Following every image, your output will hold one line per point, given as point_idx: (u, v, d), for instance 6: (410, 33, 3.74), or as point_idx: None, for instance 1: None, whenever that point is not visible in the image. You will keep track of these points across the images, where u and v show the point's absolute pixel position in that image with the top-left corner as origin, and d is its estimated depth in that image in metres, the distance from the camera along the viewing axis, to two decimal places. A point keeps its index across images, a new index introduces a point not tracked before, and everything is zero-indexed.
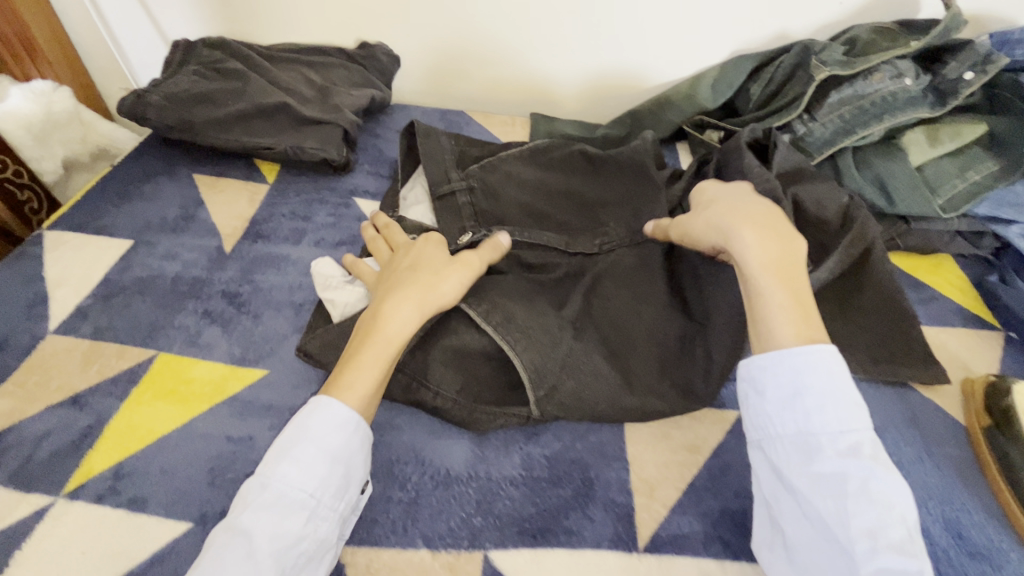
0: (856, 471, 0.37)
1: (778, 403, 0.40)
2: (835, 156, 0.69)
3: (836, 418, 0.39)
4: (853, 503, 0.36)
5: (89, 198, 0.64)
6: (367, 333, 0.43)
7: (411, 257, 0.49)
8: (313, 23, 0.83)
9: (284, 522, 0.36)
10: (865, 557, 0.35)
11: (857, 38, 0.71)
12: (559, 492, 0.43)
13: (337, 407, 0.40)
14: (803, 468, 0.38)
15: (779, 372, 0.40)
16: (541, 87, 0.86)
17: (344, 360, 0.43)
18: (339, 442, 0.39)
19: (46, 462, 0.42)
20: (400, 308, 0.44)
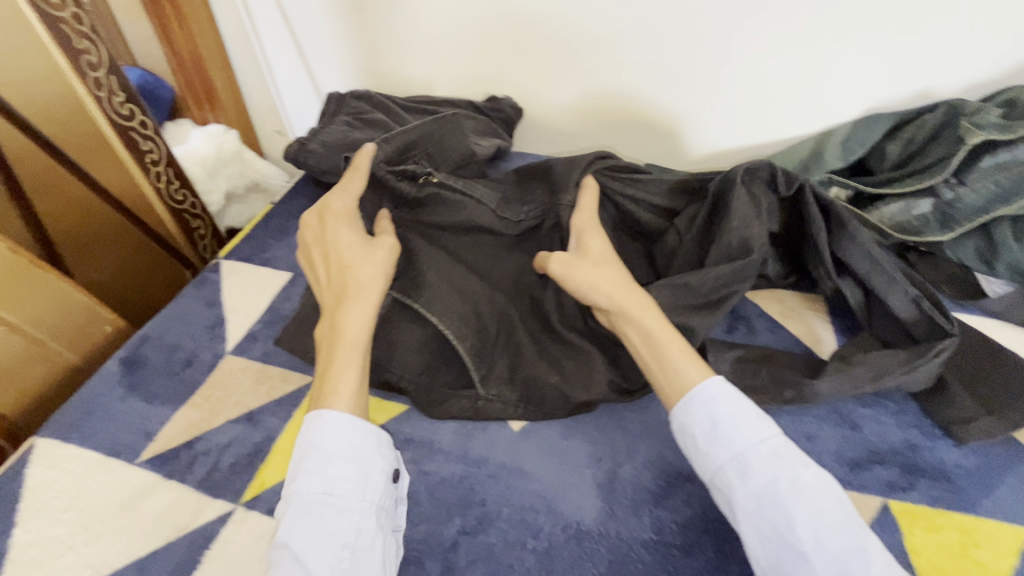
0: (785, 475, 0.40)
1: (721, 456, 0.42)
2: (988, 226, 0.65)
3: (752, 431, 0.42)
4: (805, 533, 0.38)
5: (256, 232, 0.74)
6: (344, 348, 0.47)
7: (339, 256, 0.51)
8: (447, 78, 0.91)
9: (331, 522, 0.40)
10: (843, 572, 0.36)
11: (1017, 100, 0.67)
12: (692, 562, 0.42)
13: (333, 417, 0.44)
14: (742, 488, 0.40)
15: (705, 418, 0.43)
16: (654, 139, 0.88)
17: (321, 374, 0.47)
18: (336, 441, 0.43)
19: (228, 471, 0.48)
20: (321, 320, 0.49)
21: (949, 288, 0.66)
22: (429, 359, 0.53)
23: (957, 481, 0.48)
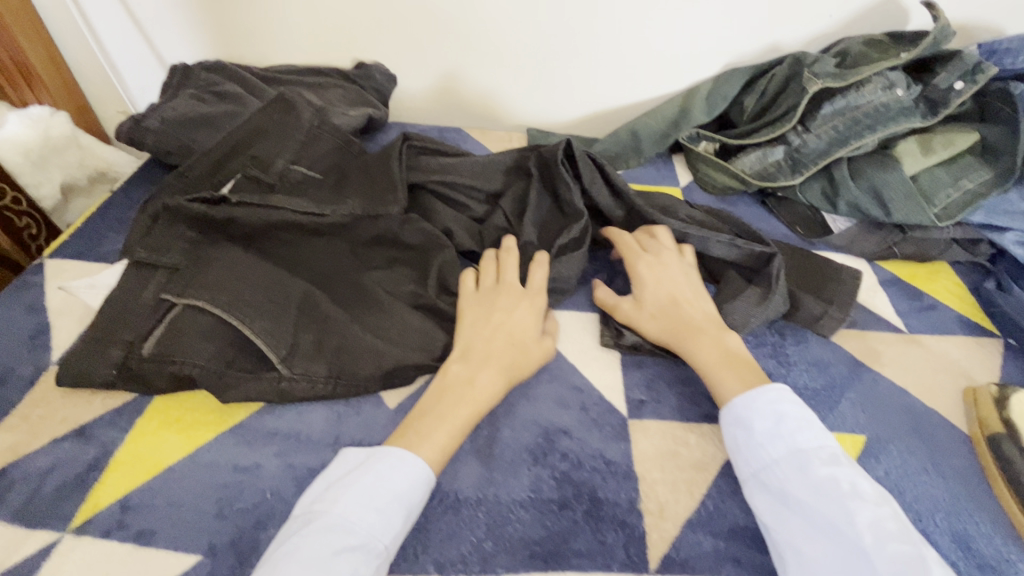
0: (842, 475, 0.40)
1: (765, 428, 0.44)
2: (831, 168, 0.70)
3: (811, 435, 0.43)
4: (822, 472, 0.41)
5: (89, 225, 0.64)
6: (457, 395, 0.46)
7: (506, 317, 0.51)
8: (309, 44, 0.84)
9: (352, 562, 0.36)
10: (877, 551, 0.37)
11: (848, 50, 0.72)
12: (569, 514, 0.42)
13: (415, 462, 0.41)
14: (797, 479, 0.41)
15: (756, 405, 0.45)
16: (535, 101, 0.87)
17: (415, 421, 0.45)
18: (418, 495, 0.41)
19: (53, 497, 0.42)
20: (490, 373, 0.47)
21: (803, 228, 0.70)
22: (222, 344, 0.48)
23: (807, 402, 0.52)
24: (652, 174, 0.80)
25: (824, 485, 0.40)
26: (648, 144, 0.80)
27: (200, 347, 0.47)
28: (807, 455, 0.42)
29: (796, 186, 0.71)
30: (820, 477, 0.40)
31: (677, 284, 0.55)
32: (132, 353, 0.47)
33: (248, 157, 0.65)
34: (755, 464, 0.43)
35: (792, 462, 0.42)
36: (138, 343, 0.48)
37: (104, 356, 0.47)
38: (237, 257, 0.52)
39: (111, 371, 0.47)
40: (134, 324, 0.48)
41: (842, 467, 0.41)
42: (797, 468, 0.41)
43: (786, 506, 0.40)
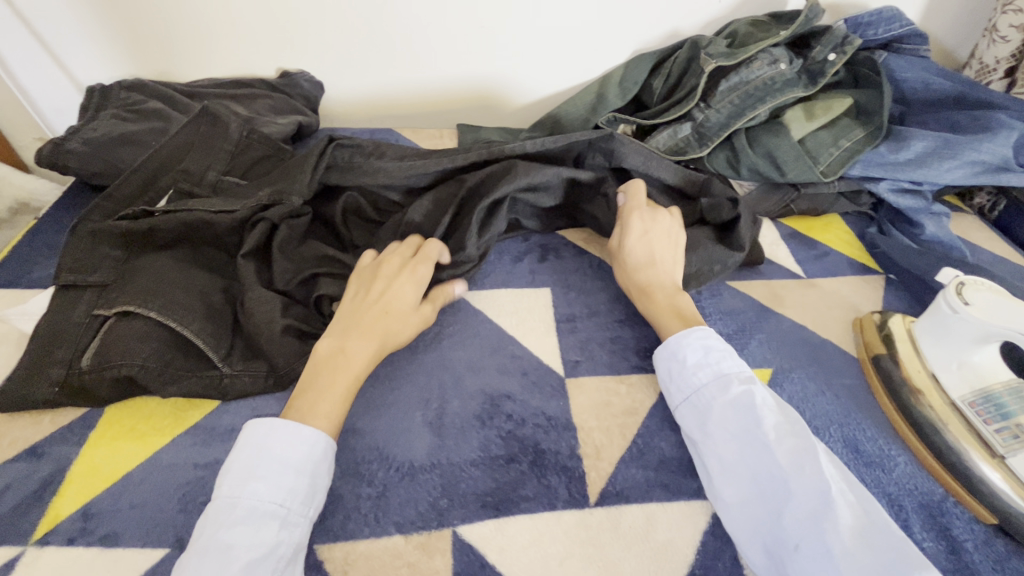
0: (757, 391, 0.47)
1: (696, 360, 0.50)
2: (731, 139, 0.77)
3: (734, 360, 0.50)
4: (738, 394, 0.47)
5: (17, 252, 0.63)
6: (333, 366, 0.48)
7: (386, 290, 0.54)
8: (231, 56, 0.85)
9: (250, 532, 0.40)
10: (779, 446, 0.44)
11: (736, 32, 0.80)
12: (515, 466, 0.47)
13: (303, 428, 0.44)
14: (722, 397, 0.47)
15: (688, 341, 0.51)
16: (462, 96, 0.91)
17: (306, 390, 0.47)
18: (303, 454, 0.43)
19: (11, 515, 0.43)
20: (362, 342, 0.50)
21: None
22: (162, 348, 0.49)
23: None
24: None
25: (740, 404, 0.47)
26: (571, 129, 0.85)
27: (137, 349, 0.48)
28: (728, 379, 0.48)
29: (704, 158, 0.77)
30: (737, 398, 0.47)
31: (650, 248, 0.59)
32: (71, 370, 0.48)
33: (179, 172, 0.66)
34: (685, 391, 0.49)
35: (716, 385, 0.48)
36: (76, 358, 0.49)
37: (41, 377, 0.48)
38: (167, 267, 0.54)
39: (52, 390, 0.48)
40: (67, 341, 0.49)
41: (754, 386, 0.48)
42: (721, 389, 0.48)
43: (710, 424, 0.47)
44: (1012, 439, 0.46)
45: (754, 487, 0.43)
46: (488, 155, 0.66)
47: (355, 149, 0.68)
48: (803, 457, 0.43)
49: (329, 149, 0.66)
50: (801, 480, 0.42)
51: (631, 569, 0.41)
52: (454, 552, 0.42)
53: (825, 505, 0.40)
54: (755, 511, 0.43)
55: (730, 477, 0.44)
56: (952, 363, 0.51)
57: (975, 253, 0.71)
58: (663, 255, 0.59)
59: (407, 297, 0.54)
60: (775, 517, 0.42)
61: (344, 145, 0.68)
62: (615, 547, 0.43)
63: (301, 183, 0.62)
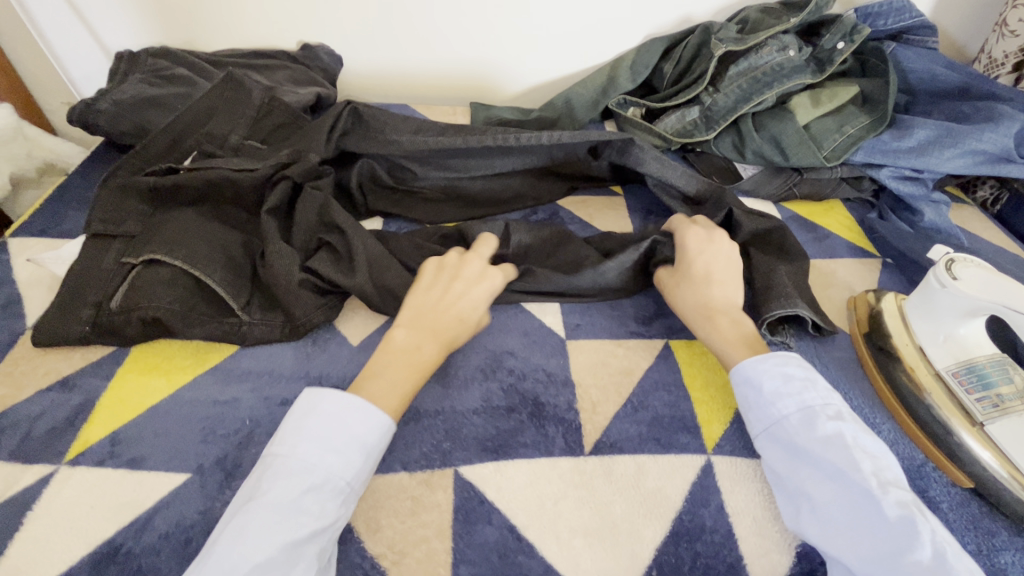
0: (847, 431, 0.44)
1: (773, 389, 0.47)
2: (738, 122, 0.79)
3: (821, 391, 0.47)
4: (828, 430, 0.44)
5: (48, 205, 0.67)
6: (407, 361, 0.48)
7: (466, 292, 0.54)
8: (254, 28, 0.88)
9: (305, 501, 0.40)
10: (883, 494, 0.40)
11: (748, 18, 0.82)
12: (515, 416, 0.49)
13: (376, 411, 0.44)
14: (807, 433, 0.44)
15: (765, 365, 0.48)
16: (476, 74, 0.93)
17: (376, 373, 0.47)
18: (376, 438, 0.44)
19: (45, 437, 0.46)
20: (431, 343, 0.50)
21: (718, 177, 0.79)
22: (184, 295, 0.52)
23: None
24: None
25: (833, 441, 0.43)
26: (581, 110, 0.88)
27: (164, 298, 0.51)
28: (814, 413, 0.45)
29: (710, 141, 0.80)
30: (827, 434, 0.44)
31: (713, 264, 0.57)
32: (100, 311, 0.52)
33: (203, 134, 0.69)
34: (766, 421, 0.46)
35: (801, 418, 0.45)
36: (106, 300, 0.52)
37: (74, 317, 0.52)
38: (190, 221, 0.57)
39: (83, 327, 0.51)
40: (99, 286, 0.53)
41: (845, 423, 0.44)
42: (807, 423, 0.45)
43: (797, 460, 0.44)
44: (992, 408, 0.48)
45: (853, 530, 0.40)
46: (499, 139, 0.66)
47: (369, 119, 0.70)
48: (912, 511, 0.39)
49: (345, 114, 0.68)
50: (909, 539, 0.38)
51: (621, 511, 0.44)
52: (455, 489, 0.44)
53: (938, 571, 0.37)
54: (851, 556, 0.39)
55: (823, 519, 0.41)
56: (938, 336, 0.52)
57: (973, 241, 0.73)
58: (721, 272, 0.56)
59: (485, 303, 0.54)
60: (876, 565, 0.38)
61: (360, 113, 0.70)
62: (607, 492, 0.45)
63: (320, 148, 0.65)
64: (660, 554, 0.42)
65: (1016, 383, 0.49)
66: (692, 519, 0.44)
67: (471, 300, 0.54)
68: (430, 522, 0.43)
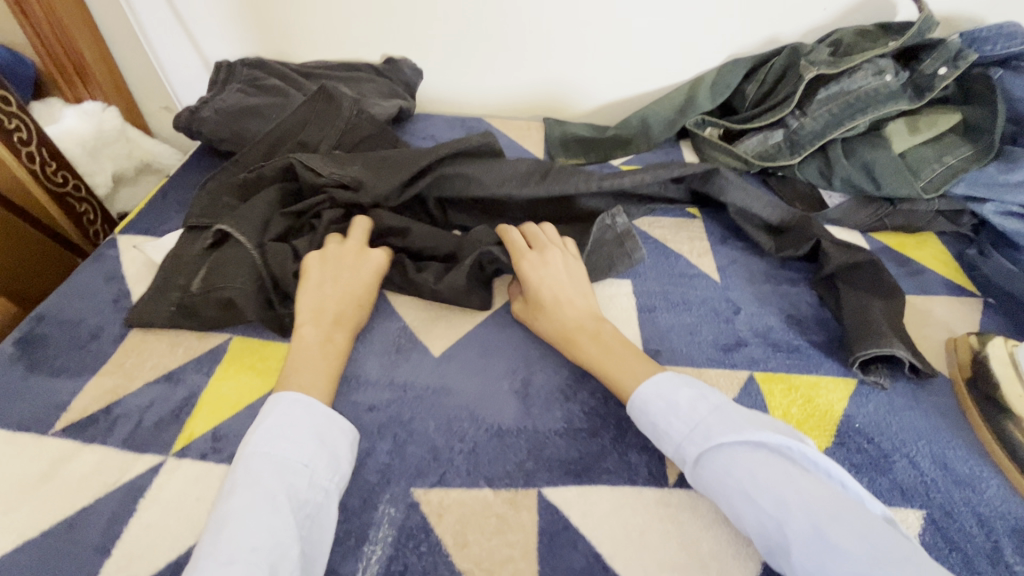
0: (752, 420, 0.44)
1: (681, 385, 0.47)
2: (826, 148, 0.77)
3: (719, 391, 0.47)
4: (845, 502, 0.38)
5: (153, 205, 0.71)
6: (325, 350, 0.51)
7: (341, 283, 0.55)
8: (343, 41, 0.91)
9: (278, 493, 0.40)
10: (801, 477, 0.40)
11: (841, 40, 0.79)
12: (598, 440, 0.49)
13: (298, 398, 0.46)
14: (717, 425, 0.44)
15: (671, 366, 0.48)
16: (551, 89, 0.94)
17: (292, 360, 0.50)
18: (324, 421, 0.45)
19: (153, 428, 0.49)
20: (340, 332, 0.53)
21: (801, 204, 0.77)
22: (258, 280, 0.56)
23: (805, 351, 0.58)
24: (661, 157, 0.86)
25: (846, 512, 0.38)
26: (657, 130, 0.87)
27: (237, 278, 0.55)
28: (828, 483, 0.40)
29: (794, 166, 0.78)
30: (837, 506, 0.38)
31: (556, 284, 0.56)
32: (185, 293, 0.56)
33: (297, 143, 0.72)
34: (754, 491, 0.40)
35: (812, 483, 0.39)
36: (189, 283, 0.56)
37: (164, 299, 0.56)
38: (266, 210, 0.60)
39: (170, 308, 0.56)
40: (186, 269, 0.57)
41: (756, 416, 0.44)
42: (721, 415, 0.44)
43: (815, 541, 0.37)
44: None
45: (784, 514, 0.38)
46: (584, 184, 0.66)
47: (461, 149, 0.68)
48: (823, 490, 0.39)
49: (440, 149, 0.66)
50: (829, 516, 0.37)
51: (709, 548, 0.42)
52: (539, 510, 0.44)
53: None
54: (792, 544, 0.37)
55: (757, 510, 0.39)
56: None
57: None
58: (569, 292, 0.56)
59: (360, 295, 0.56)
60: (813, 551, 0.36)
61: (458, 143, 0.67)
62: (694, 527, 0.44)
63: (388, 182, 0.63)
64: None
65: None
66: None
67: (359, 290, 0.56)
68: (515, 542, 0.43)
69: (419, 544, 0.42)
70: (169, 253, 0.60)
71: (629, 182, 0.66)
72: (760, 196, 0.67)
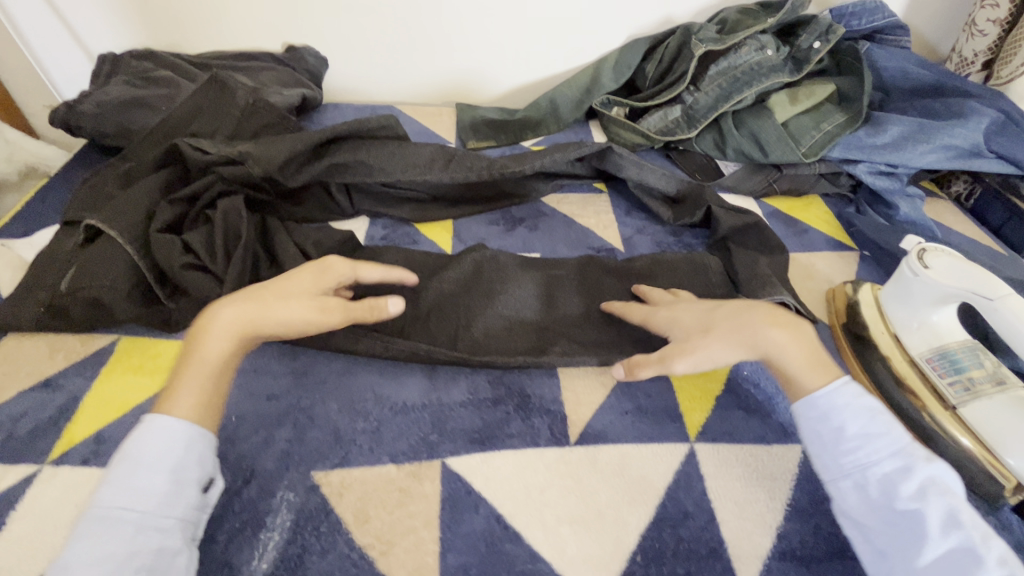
0: (937, 474, 0.41)
1: (858, 428, 0.42)
2: (719, 121, 0.81)
3: (901, 430, 0.43)
4: (925, 475, 0.40)
5: (29, 207, 0.66)
6: (191, 350, 0.44)
7: (287, 276, 0.49)
8: (239, 31, 0.88)
9: (102, 546, 0.35)
10: (986, 553, 0.37)
11: (726, 19, 0.84)
12: (502, 407, 0.50)
13: (169, 421, 0.40)
14: (905, 475, 0.40)
15: (845, 399, 0.43)
16: (460, 75, 0.94)
17: (181, 364, 0.44)
18: (174, 455, 0.39)
19: (28, 437, 0.46)
20: (230, 321, 0.45)
21: (701, 174, 0.81)
22: (136, 276, 0.53)
23: None
24: (571, 137, 0.89)
25: (1003, 552, 0.37)
26: (565, 111, 0.89)
27: (106, 272, 0.52)
28: (907, 455, 0.41)
29: (692, 139, 0.82)
30: (921, 482, 0.40)
31: (701, 283, 0.53)
32: (54, 293, 0.52)
33: (189, 135, 0.69)
34: (849, 467, 0.42)
35: (890, 461, 0.41)
36: (59, 281, 0.53)
37: (32, 299, 0.53)
38: (143, 199, 0.57)
39: (39, 310, 0.52)
40: (58, 267, 0.54)
41: (938, 465, 0.41)
42: (899, 470, 0.41)
43: (893, 513, 0.40)
44: (964, 392, 0.49)
45: None
46: (485, 172, 0.68)
47: (362, 130, 0.68)
48: (1017, 567, 0.36)
49: (336, 131, 0.66)
50: None
51: (606, 499, 0.44)
52: (442, 480, 0.45)
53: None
54: None
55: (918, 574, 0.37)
56: (912, 323, 0.53)
57: (948, 234, 0.74)
58: (728, 283, 0.52)
59: (291, 289, 0.48)
60: None
61: (355, 126, 0.67)
62: (592, 480, 0.45)
63: (275, 158, 0.61)
64: (644, 540, 0.42)
65: (987, 368, 0.50)
66: (675, 505, 0.45)
67: (286, 292, 0.47)
68: (417, 513, 0.43)
69: (319, 525, 0.42)
70: (43, 249, 0.57)
71: (528, 168, 0.68)
72: (655, 170, 0.71)
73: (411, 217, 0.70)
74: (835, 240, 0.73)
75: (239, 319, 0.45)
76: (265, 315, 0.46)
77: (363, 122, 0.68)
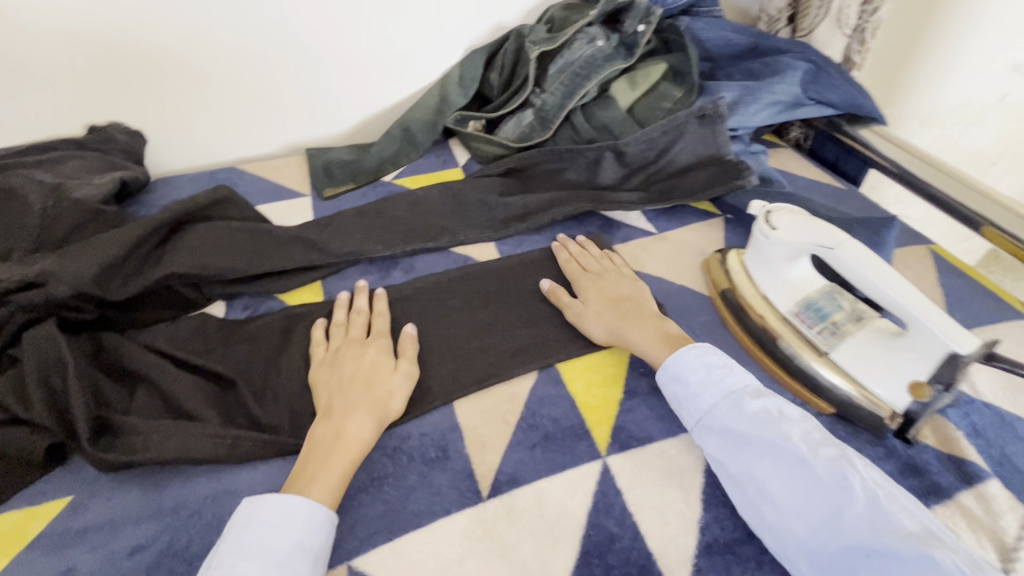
0: (771, 403, 0.46)
1: (699, 380, 0.48)
2: (570, 118, 0.81)
3: (737, 376, 0.48)
4: (763, 407, 0.46)
5: None
6: (329, 447, 0.45)
7: (361, 366, 0.51)
8: (26, 122, 0.76)
9: None
10: (814, 456, 0.42)
11: (553, 17, 0.85)
12: (404, 481, 0.46)
13: (299, 501, 0.41)
14: (737, 414, 0.46)
15: (684, 360, 0.50)
16: (303, 120, 0.89)
17: (303, 465, 0.44)
18: (320, 536, 0.41)
19: None
20: (356, 421, 0.47)
21: None
22: None
23: None
24: (434, 161, 0.86)
25: (832, 455, 0.42)
26: (422, 135, 0.86)
27: None
28: (738, 395, 0.47)
29: (549, 140, 0.82)
30: (754, 411, 0.45)
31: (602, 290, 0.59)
32: None
33: None
34: (696, 413, 0.48)
35: (727, 402, 0.47)
36: None
37: None
38: None
39: None
40: None
41: (768, 397, 0.46)
42: (734, 406, 0.46)
43: (736, 443, 0.45)
44: (832, 336, 0.52)
45: (810, 496, 0.41)
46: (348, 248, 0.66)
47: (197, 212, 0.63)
48: (843, 465, 0.41)
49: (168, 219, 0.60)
50: (843, 492, 0.40)
51: (528, 549, 0.42)
52: None
53: (876, 517, 0.38)
54: (808, 517, 0.40)
55: (771, 498, 0.42)
56: (777, 283, 0.56)
57: (793, 181, 0.80)
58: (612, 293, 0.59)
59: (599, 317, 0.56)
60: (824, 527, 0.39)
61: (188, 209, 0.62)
62: (511, 533, 0.43)
63: (88, 269, 0.53)
64: None
65: (846, 308, 0.53)
66: (599, 532, 0.43)
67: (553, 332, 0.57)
68: None
69: None
70: None
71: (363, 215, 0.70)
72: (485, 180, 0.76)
73: (280, 290, 0.63)
74: (701, 209, 0.76)
75: (363, 424, 0.47)
76: (363, 405, 0.48)
77: (194, 203, 0.63)
